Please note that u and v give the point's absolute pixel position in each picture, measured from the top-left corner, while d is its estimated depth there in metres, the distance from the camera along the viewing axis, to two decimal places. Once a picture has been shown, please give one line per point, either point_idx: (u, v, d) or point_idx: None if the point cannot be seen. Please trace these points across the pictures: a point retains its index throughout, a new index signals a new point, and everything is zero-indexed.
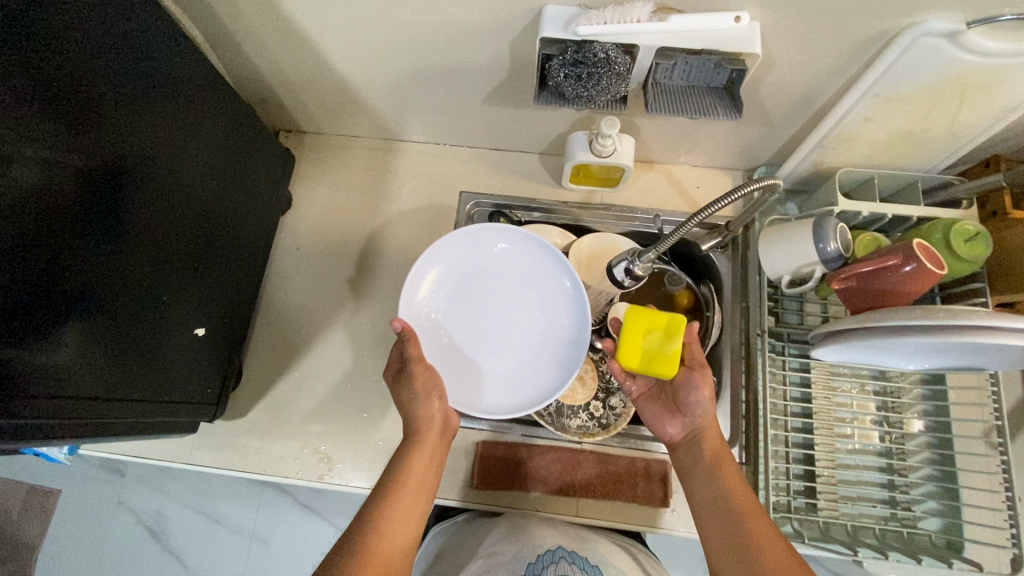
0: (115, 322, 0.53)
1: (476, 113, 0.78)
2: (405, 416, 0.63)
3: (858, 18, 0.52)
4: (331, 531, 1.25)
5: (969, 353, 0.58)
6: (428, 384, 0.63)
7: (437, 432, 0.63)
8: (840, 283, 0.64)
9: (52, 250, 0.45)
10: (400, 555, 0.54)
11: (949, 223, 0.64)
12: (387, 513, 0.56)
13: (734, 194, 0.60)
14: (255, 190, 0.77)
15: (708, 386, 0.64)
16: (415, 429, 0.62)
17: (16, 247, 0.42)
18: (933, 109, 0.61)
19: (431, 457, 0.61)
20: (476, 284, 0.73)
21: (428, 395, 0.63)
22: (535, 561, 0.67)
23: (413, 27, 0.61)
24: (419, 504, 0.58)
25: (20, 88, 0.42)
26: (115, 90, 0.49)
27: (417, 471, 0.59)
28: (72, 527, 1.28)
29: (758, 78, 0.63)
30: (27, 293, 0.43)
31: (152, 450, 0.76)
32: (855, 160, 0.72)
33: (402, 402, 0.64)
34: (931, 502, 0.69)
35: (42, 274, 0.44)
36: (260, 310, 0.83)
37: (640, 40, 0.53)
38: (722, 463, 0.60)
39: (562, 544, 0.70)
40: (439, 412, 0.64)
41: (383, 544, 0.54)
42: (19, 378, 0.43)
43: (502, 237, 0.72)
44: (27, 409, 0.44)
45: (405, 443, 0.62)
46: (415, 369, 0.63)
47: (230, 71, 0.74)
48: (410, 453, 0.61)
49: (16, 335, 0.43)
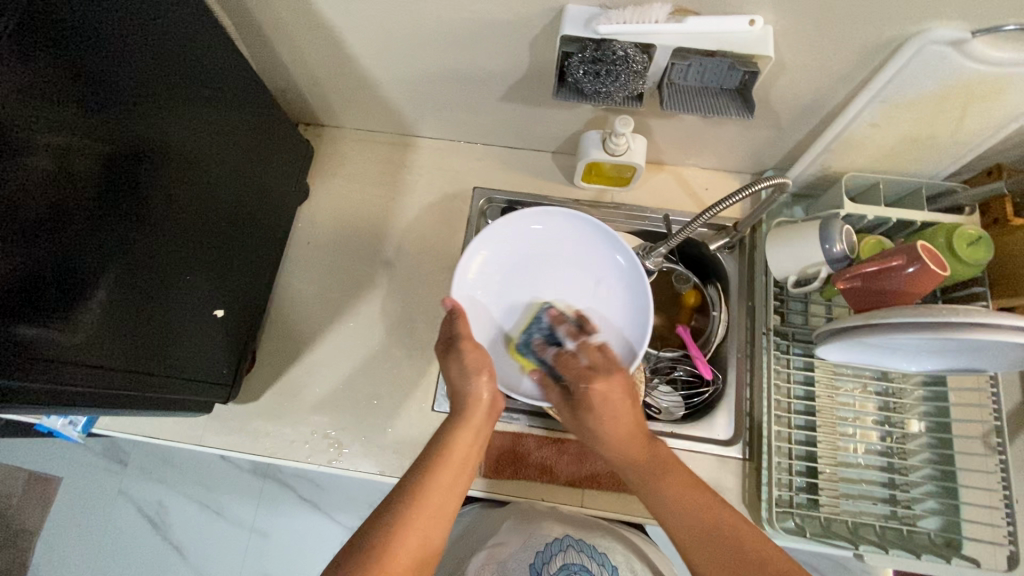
0: (126, 305, 0.54)
1: (492, 111, 0.80)
2: (453, 394, 0.62)
3: (868, 23, 0.54)
4: (331, 526, 1.25)
5: (967, 353, 0.60)
6: (478, 362, 0.62)
7: (483, 412, 0.61)
8: (845, 283, 0.66)
9: (69, 228, 0.46)
10: (438, 533, 0.52)
11: (952, 228, 0.66)
12: (428, 486, 0.53)
13: (746, 191, 0.63)
14: (273, 175, 0.78)
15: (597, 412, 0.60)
16: (462, 407, 0.61)
17: (34, 225, 0.42)
18: (938, 116, 0.63)
19: (475, 436, 0.59)
20: (536, 268, 0.75)
21: (477, 372, 0.62)
22: (543, 549, 0.68)
23: (437, 23, 0.63)
24: (459, 482, 0.55)
25: (45, 72, 0.42)
26: (129, 75, 0.49)
27: (460, 450, 0.57)
28: (72, 514, 1.29)
29: (770, 81, 0.65)
30: (42, 267, 0.44)
31: (165, 431, 0.77)
32: (861, 165, 0.74)
33: (448, 379, 0.63)
34: (931, 502, 0.70)
35: (57, 256, 0.45)
36: (274, 297, 0.85)
37: (657, 40, 0.55)
38: (666, 468, 0.56)
39: (570, 532, 0.70)
40: (487, 395, 0.62)
41: (424, 518, 0.51)
42: (35, 347, 0.44)
43: (556, 223, 0.74)
44: (40, 375, 0.45)
45: (449, 421, 0.60)
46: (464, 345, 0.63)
47: (255, 62, 0.76)
48: (455, 429, 0.59)
49: (33, 308, 0.44)
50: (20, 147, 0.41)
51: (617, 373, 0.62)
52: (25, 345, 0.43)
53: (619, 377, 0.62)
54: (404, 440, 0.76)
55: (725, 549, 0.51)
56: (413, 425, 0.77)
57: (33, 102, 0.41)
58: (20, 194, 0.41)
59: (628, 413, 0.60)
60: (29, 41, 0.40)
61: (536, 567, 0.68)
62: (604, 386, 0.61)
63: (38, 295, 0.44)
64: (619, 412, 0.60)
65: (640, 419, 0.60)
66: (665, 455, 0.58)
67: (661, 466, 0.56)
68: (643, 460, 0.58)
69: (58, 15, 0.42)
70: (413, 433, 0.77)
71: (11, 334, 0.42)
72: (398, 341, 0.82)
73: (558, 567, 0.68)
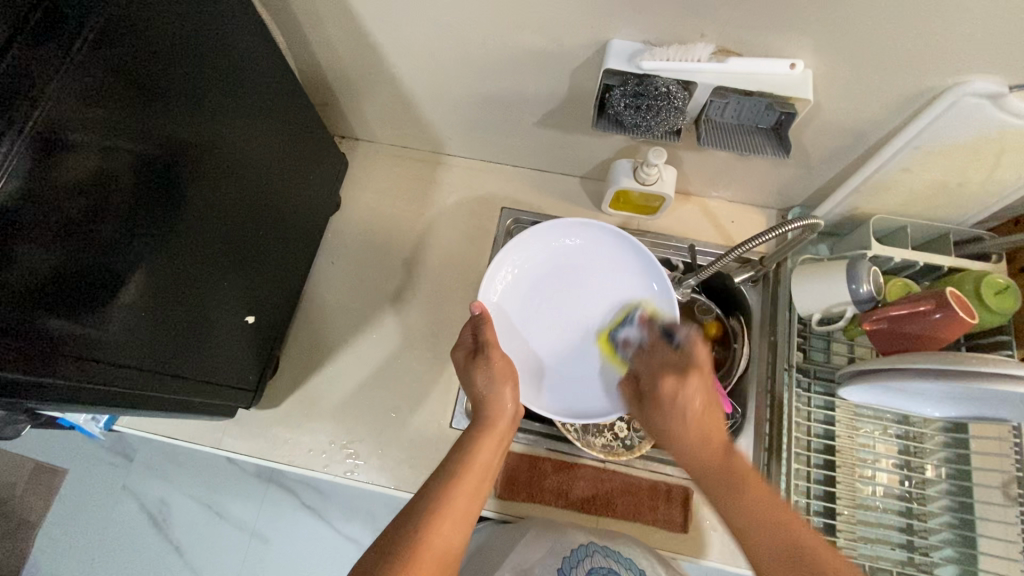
0: (155, 305, 0.54)
1: (526, 134, 0.82)
2: (475, 400, 0.64)
3: (906, 73, 0.55)
4: (333, 536, 1.25)
5: (993, 403, 0.60)
6: (506, 372, 0.65)
7: (506, 421, 0.63)
8: (872, 324, 0.66)
9: (111, 232, 0.47)
10: (459, 537, 0.52)
11: (981, 275, 0.66)
12: (452, 493, 0.54)
13: (777, 232, 0.64)
14: (310, 186, 0.80)
15: (698, 400, 0.60)
16: (487, 415, 0.63)
17: (76, 226, 0.43)
18: (970, 165, 0.64)
19: (497, 445, 0.61)
20: (565, 280, 0.79)
21: (503, 380, 0.65)
22: (569, 555, 0.66)
23: (481, 49, 0.65)
24: (481, 489, 0.57)
25: (102, 77, 0.43)
26: (181, 86, 0.51)
27: (482, 459, 0.59)
28: (76, 508, 1.29)
29: (805, 122, 0.66)
30: (81, 267, 0.45)
31: (185, 432, 0.77)
32: (889, 209, 0.74)
33: (472, 385, 0.65)
34: (949, 549, 0.69)
35: (99, 253, 0.46)
36: (299, 304, 0.86)
37: (698, 78, 0.56)
38: (745, 477, 0.54)
39: (595, 540, 0.68)
40: (510, 408, 0.64)
41: (448, 523, 0.52)
42: (67, 346, 0.45)
43: (595, 239, 0.78)
44: (71, 374, 0.46)
45: (475, 428, 0.62)
46: (493, 355, 0.65)
47: (299, 75, 0.78)
48: (479, 436, 0.61)
49: (68, 306, 0.44)
50: (73, 145, 0.42)
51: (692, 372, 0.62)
52: (55, 338, 0.44)
53: (692, 378, 0.61)
54: (420, 455, 0.77)
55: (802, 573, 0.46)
56: (430, 441, 0.77)
57: (91, 103, 0.43)
58: (69, 192, 0.42)
59: (704, 414, 0.60)
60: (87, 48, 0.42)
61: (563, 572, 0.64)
62: (675, 386, 0.61)
63: (73, 291, 0.44)
64: (697, 412, 0.60)
65: (716, 425, 0.59)
66: (743, 466, 0.55)
67: (737, 475, 0.54)
68: (716, 463, 0.56)
69: (116, 23, 0.44)
70: (430, 448, 0.77)
71: (35, 324, 0.41)
72: (420, 355, 0.83)
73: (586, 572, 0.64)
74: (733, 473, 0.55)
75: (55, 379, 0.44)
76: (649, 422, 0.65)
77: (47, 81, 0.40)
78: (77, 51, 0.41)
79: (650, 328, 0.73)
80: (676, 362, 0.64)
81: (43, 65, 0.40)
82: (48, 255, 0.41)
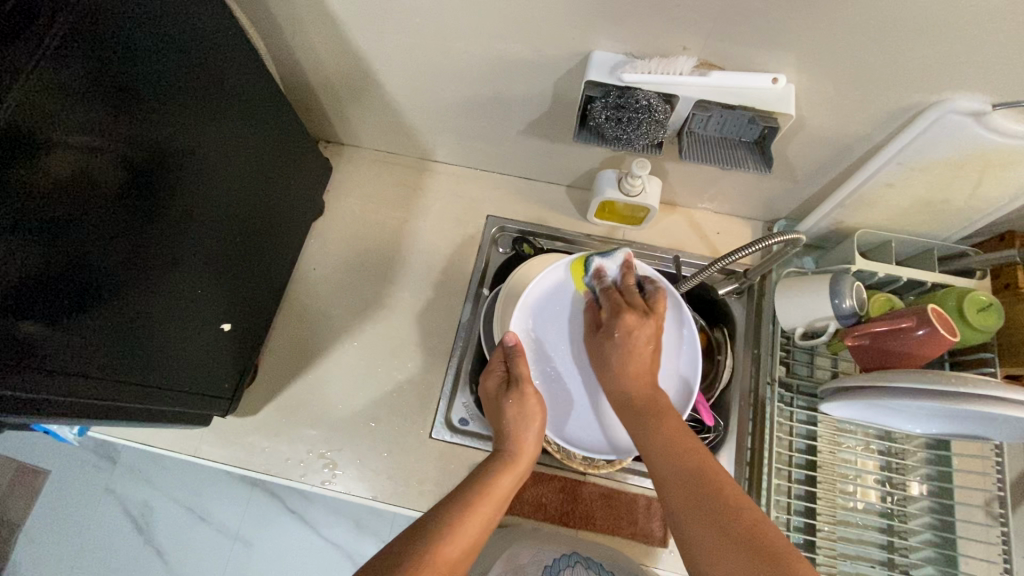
0: (131, 313, 0.53)
1: (511, 142, 0.81)
2: (500, 432, 0.64)
3: (888, 89, 0.55)
4: (317, 541, 1.23)
5: (977, 421, 0.59)
6: (537, 409, 0.64)
7: (528, 458, 0.64)
8: (854, 340, 0.66)
9: (85, 234, 0.46)
10: (467, 557, 0.53)
11: (964, 292, 0.66)
12: (466, 515, 0.54)
13: (760, 247, 0.64)
14: (292, 193, 0.80)
15: (651, 335, 0.63)
16: (510, 448, 0.63)
17: (50, 230, 0.43)
18: (953, 181, 0.63)
19: (514, 480, 0.62)
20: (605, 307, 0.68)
21: (531, 417, 0.64)
22: (551, 563, 0.64)
23: (464, 57, 0.65)
24: (493, 518, 0.57)
25: (77, 76, 0.43)
26: (160, 87, 0.51)
27: (500, 489, 0.59)
28: (56, 510, 1.27)
29: (789, 136, 0.65)
30: (55, 272, 0.44)
31: (160, 440, 0.76)
32: (873, 223, 0.74)
33: (501, 415, 0.64)
34: (929, 568, 0.69)
35: (72, 256, 0.45)
36: (282, 311, 0.85)
37: (680, 91, 0.56)
38: (665, 415, 0.58)
39: (578, 549, 0.67)
40: (533, 441, 0.64)
41: (461, 542, 0.52)
42: (37, 351, 0.44)
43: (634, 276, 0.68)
44: (37, 382, 0.45)
45: (497, 459, 0.62)
46: (525, 387, 0.64)
47: (282, 79, 0.78)
48: (500, 467, 0.61)
49: (42, 311, 0.43)
50: (48, 142, 0.41)
51: (651, 319, 0.64)
52: (27, 343, 0.43)
53: (651, 325, 0.63)
54: (399, 466, 0.76)
55: (707, 505, 0.49)
56: (409, 451, 0.77)
57: (69, 103, 0.42)
58: (44, 192, 0.41)
59: (647, 359, 0.63)
60: (64, 48, 0.41)
61: None
62: (638, 323, 0.62)
63: (49, 294, 0.43)
64: (642, 351, 0.62)
65: (651, 370, 0.63)
66: (663, 405, 0.60)
67: (657, 409, 0.59)
68: (641, 401, 0.60)
69: (94, 23, 0.43)
70: (409, 459, 0.76)
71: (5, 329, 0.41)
72: (402, 364, 0.82)
73: None
74: (656, 417, 0.58)
75: (21, 389, 0.43)
76: (596, 351, 0.65)
77: (17, 74, 0.39)
78: (52, 48, 0.41)
79: (629, 274, 0.68)
80: (637, 305, 0.65)
81: (19, 58, 0.39)
82: (21, 256, 0.40)
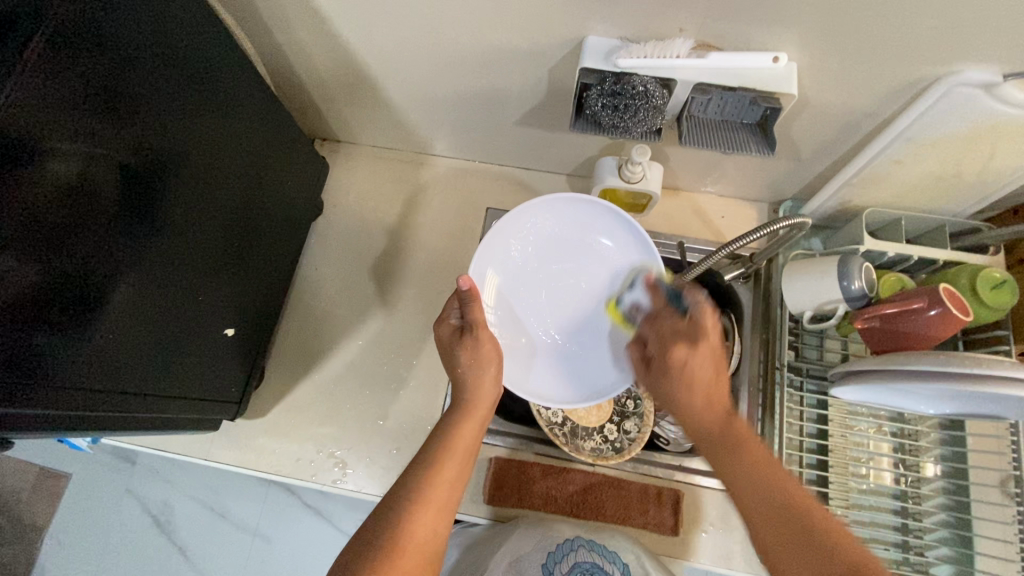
0: (137, 332, 0.54)
1: (509, 132, 0.80)
2: (456, 380, 0.63)
3: (894, 64, 0.53)
4: (334, 534, 1.25)
5: (986, 401, 0.58)
6: (491, 354, 0.63)
7: (486, 407, 0.62)
8: (864, 322, 0.65)
9: (82, 242, 0.45)
10: (438, 531, 0.52)
11: (977, 269, 0.64)
12: (430, 480, 0.53)
13: (765, 231, 0.63)
14: (290, 192, 0.79)
15: (709, 359, 0.58)
16: (465, 399, 0.62)
17: (45, 243, 0.42)
18: (963, 156, 0.61)
19: (477, 429, 0.60)
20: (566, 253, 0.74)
21: (485, 362, 0.63)
22: (555, 549, 0.68)
23: (456, 48, 0.63)
24: (462, 475, 0.56)
25: (64, 85, 0.42)
26: (153, 92, 0.50)
27: (462, 440, 0.58)
28: (78, 512, 1.29)
29: (792, 115, 0.64)
30: (53, 284, 0.43)
31: (173, 444, 0.77)
32: (882, 202, 0.72)
33: (455, 363, 0.63)
34: (944, 548, 0.68)
35: (73, 266, 0.45)
36: (286, 312, 0.85)
37: (678, 75, 0.54)
38: (743, 447, 0.53)
39: (581, 533, 0.70)
40: (488, 385, 0.63)
41: (430, 512, 0.51)
42: (44, 366, 0.44)
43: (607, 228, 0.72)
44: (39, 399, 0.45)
45: (455, 412, 0.61)
46: (482, 334, 0.63)
47: (273, 78, 0.77)
48: (458, 418, 0.60)
49: (48, 324, 0.43)
50: (44, 154, 0.41)
51: (706, 343, 0.58)
52: (34, 357, 0.43)
53: (706, 348, 0.58)
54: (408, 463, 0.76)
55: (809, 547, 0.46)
56: (417, 448, 0.77)
57: (61, 113, 0.42)
58: (41, 202, 0.41)
59: (713, 382, 0.58)
60: (49, 56, 0.41)
61: (548, 568, 0.67)
62: (685, 353, 0.58)
63: (51, 307, 0.43)
64: (704, 379, 0.58)
65: (723, 393, 0.58)
66: (743, 432, 0.54)
67: (736, 439, 0.54)
68: (719, 432, 0.55)
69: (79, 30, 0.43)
70: None
71: (14, 342, 0.41)
72: (407, 361, 0.82)
73: (571, 566, 0.67)
74: (735, 451, 0.53)
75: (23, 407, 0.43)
76: (655, 387, 0.62)
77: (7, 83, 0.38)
78: (36, 55, 0.40)
79: (655, 294, 0.67)
80: (683, 330, 0.60)
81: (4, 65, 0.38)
82: (20, 270, 0.40)
